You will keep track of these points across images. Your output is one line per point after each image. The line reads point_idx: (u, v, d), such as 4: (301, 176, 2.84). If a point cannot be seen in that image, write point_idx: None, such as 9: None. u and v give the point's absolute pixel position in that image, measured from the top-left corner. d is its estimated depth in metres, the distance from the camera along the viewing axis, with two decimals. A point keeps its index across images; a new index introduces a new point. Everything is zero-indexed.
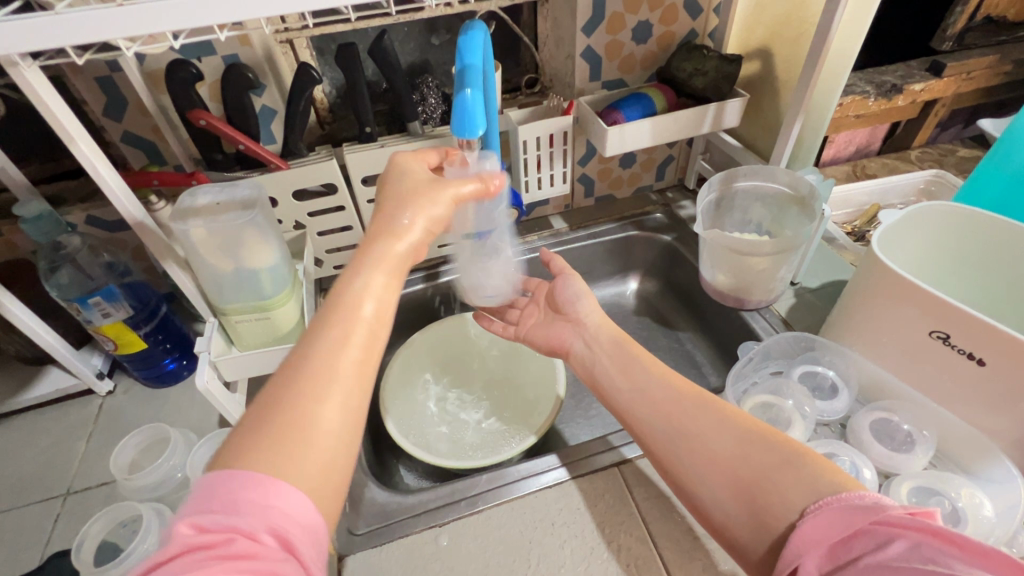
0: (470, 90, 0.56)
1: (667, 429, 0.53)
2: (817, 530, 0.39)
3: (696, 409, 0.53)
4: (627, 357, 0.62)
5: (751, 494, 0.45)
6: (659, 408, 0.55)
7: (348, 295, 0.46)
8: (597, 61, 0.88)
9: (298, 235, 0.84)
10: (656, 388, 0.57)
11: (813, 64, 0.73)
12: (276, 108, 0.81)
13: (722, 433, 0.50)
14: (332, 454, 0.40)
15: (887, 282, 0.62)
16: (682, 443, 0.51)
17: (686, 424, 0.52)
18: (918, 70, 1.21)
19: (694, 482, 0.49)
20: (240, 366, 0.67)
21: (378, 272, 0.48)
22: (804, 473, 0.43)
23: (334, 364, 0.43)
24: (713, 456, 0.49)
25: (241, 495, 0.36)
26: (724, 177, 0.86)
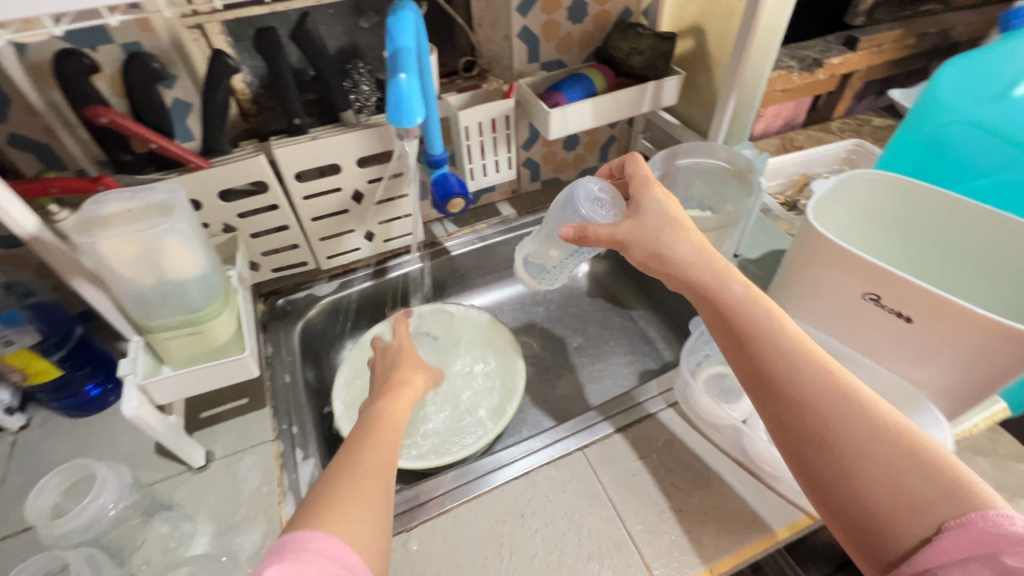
0: (405, 74, 0.52)
1: (801, 427, 0.44)
2: (953, 546, 0.37)
3: (833, 399, 0.44)
4: (751, 310, 0.50)
5: (883, 513, 0.40)
6: (789, 397, 0.45)
7: (380, 421, 0.54)
8: (533, 41, 0.86)
9: (229, 239, 0.79)
10: (793, 361, 0.46)
11: (744, 41, 0.74)
12: (191, 101, 0.74)
13: (862, 433, 0.42)
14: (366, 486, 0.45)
15: (823, 250, 0.65)
16: (811, 438, 0.44)
17: (817, 415, 0.44)
18: (835, 45, 1.28)
19: (814, 483, 0.44)
20: (173, 387, 0.61)
21: (385, 399, 0.59)
22: (958, 510, 0.38)
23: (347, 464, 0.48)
24: (851, 463, 0.42)
25: (309, 543, 0.39)
26: (664, 156, 0.87)
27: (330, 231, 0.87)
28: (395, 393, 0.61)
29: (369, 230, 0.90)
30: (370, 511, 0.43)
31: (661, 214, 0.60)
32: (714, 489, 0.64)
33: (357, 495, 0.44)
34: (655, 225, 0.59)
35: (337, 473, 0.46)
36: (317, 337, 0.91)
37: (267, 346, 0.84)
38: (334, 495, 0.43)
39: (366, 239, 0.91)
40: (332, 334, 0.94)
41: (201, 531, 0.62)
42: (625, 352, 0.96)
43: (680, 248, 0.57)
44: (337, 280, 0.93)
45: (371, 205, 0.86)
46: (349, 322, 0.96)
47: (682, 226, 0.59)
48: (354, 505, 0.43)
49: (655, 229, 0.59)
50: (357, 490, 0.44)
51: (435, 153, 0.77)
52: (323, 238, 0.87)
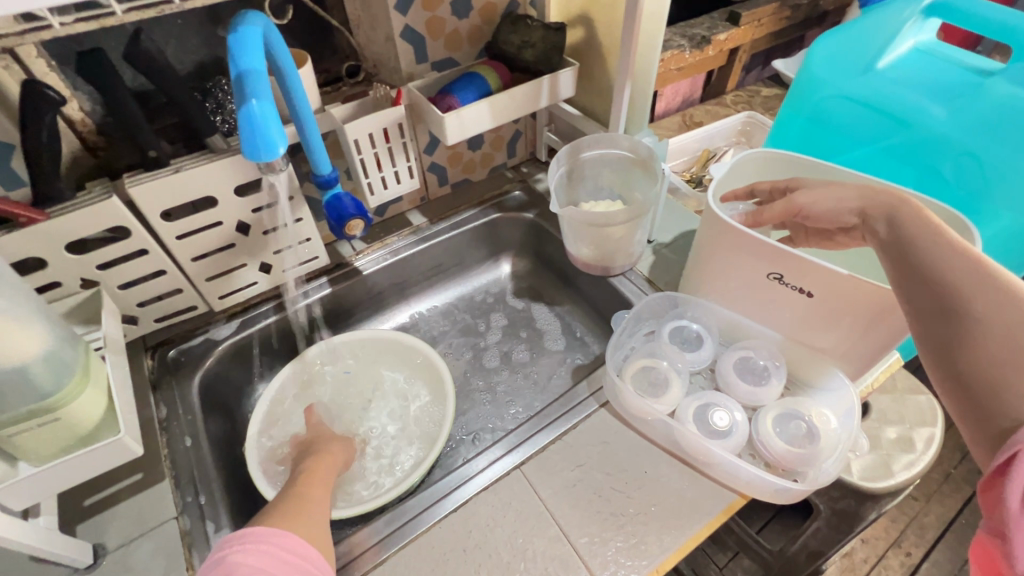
0: (257, 100, 0.45)
1: (936, 304, 0.46)
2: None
3: (987, 295, 0.43)
4: (923, 235, 0.50)
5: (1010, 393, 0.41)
6: (943, 281, 0.46)
7: (307, 474, 0.65)
8: (419, 41, 0.81)
9: (89, 294, 0.68)
10: (950, 253, 0.47)
11: (630, 30, 0.73)
12: (12, 141, 0.61)
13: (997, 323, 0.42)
14: (314, 519, 0.56)
15: (725, 236, 0.66)
16: (939, 315, 0.46)
17: (953, 294, 0.45)
18: (720, 21, 1.33)
19: (950, 368, 0.44)
20: (34, 487, 0.52)
21: (326, 455, 0.70)
22: None
23: (302, 496, 0.59)
24: (989, 343, 0.42)
25: (273, 539, 0.50)
26: (569, 151, 0.85)
27: (218, 269, 0.77)
28: (329, 460, 0.69)
29: (264, 262, 0.81)
30: (317, 525, 0.55)
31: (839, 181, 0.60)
32: (653, 487, 0.64)
33: (310, 519, 0.55)
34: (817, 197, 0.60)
35: (288, 505, 0.57)
36: (220, 386, 0.82)
37: (160, 407, 0.74)
38: (299, 514, 0.56)
39: (262, 271, 0.82)
40: (239, 379, 0.85)
41: None
42: (556, 350, 0.96)
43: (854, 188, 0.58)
44: (236, 319, 0.84)
45: (260, 234, 0.77)
46: (257, 362, 0.87)
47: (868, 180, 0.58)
48: (306, 522, 0.54)
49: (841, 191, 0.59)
50: (309, 517, 0.56)
51: (323, 173, 0.69)
52: (209, 277, 0.78)
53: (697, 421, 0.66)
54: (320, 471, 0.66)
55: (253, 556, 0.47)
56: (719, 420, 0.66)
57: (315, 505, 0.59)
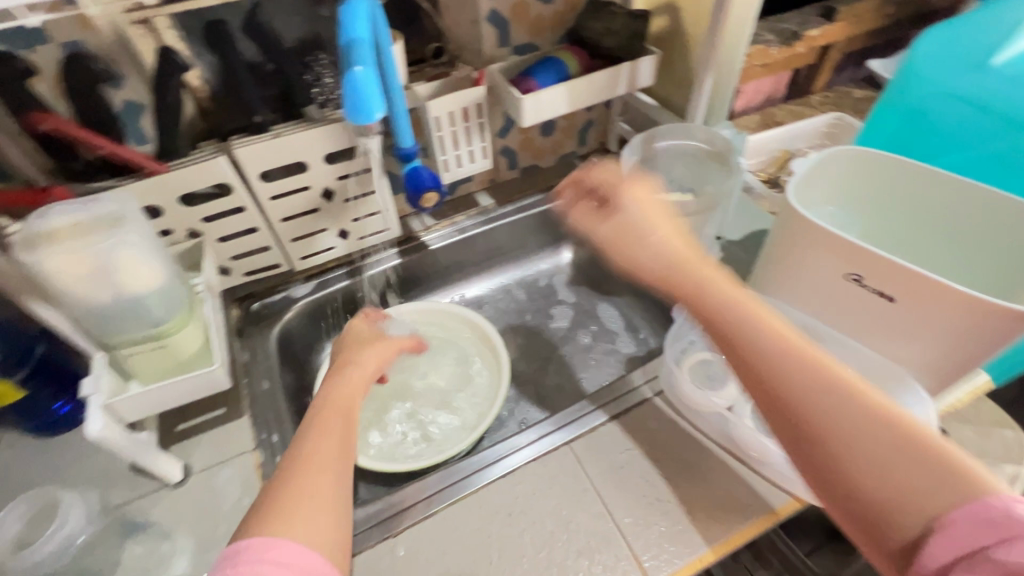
0: (361, 66, 0.49)
1: (798, 427, 0.43)
2: (952, 545, 0.36)
3: (838, 424, 0.41)
4: (747, 327, 0.46)
5: (878, 501, 0.39)
6: (790, 403, 0.43)
7: (329, 400, 0.53)
8: (503, 25, 0.83)
9: (194, 244, 0.76)
10: (776, 358, 0.44)
11: (717, 19, 0.72)
12: (143, 102, 0.69)
13: (839, 424, 0.41)
14: (330, 491, 0.44)
15: (801, 233, 0.65)
16: (799, 434, 0.43)
17: (789, 403, 0.43)
18: (813, 16, 1.27)
19: (837, 497, 0.41)
20: (142, 403, 0.59)
21: (348, 377, 0.57)
22: (927, 481, 0.38)
23: (316, 442, 0.48)
24: (854, 467, 0.40)
25: (267, 553, 0.39)
26: (643, 139, 0.85)
27: (302, 232, 0.84)
28: (353, 378, 0.57)
29: (343, 228, 0.87)
30: (324, 507, 0.43)
31: (636, 223, 0.56)
32: (703, 479, 0.63)
33: (316, 493, 0.43)
34: (646, 246, 0.54)
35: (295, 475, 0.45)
36: (295, 340, 0.89)
37: (243, 352, 0.81)
38: None
39: (340, 237, 0.88)
40: (312, 336, 0.92)
41: (180, 550, 0.60)
42: (612, 340, 0.96)
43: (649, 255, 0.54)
44: (313, 280, 0.90)
45: (342, 202, 0.83)
46: (328, 323, 0.93)
47: (641, 235, 0.55)
48: (316, 500, 0.43)
49: (633, 259, 0.55)
50: (316, 486, 0.44)
51: (405, 147, 0.73)
52: (294, 238, 0.84)
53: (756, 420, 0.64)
54: (343, 395, 0.55)
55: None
56: None
57: (330, 457, 0.47)
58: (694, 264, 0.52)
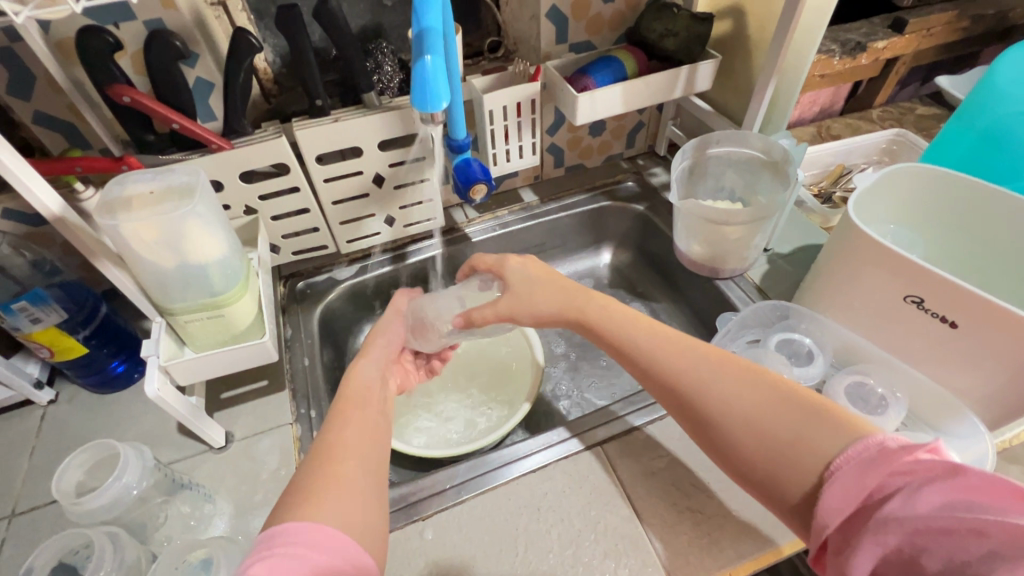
0: (431, 56, 0.50)
1: (682, 405, 0.51)
2: (842, 495, 0.39)
3: (708, 396, 0.49)
4: (621, 328, 0.58)
5: (770, 464, 0.45)
6: (659, 382, 0.53)
7: (349, 387, 0.56)
8: (563, 22, 0.83)
9: (249, 220, 0.78)
10: (640, 345, 0.56)
11: (786, 25, 0.70)
12: (213, 81, 0.72)
13: (734, 405, 0.48)
14: (358, 473, 0.46)
15: (861, 250, 0.63)
16: (688, 414, 0.51)
17: (676, 385, 0.51)
18: (881, 27, 1.22)
19: (733, 467, 0.48)
20: (195, 369, 0.61)
21: (360, 366, 0.60)
22: (819, 438, 0.43)
23: (340, 430, 0.50)
24: (737, 436, 0.47)
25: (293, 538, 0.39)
26: (697, 144, 0.83)
27: (351, 215, 0.86)
28: (363, 366, 0.60)
29: (390, 215, 0.88)
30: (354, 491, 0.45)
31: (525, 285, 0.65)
32: (737, 494, 0.62)
33: (340, 476, 0.45)
34: (538, 298, 0.64)
35: (316, 461, 0.47)
36: (336, 321, 0.91)
37: (287, 328, 0.83)
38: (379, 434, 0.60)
39: (386, 223, 0.90)
40: (351, 318, 0.94)
41: (220, 512, 0.63)
42: None
43: (537, 303, 0.64)
44: (357, 264, 0.92)
45: (392, 189, 0.84)
46: (368, 306, 0.95)
47: (592, 298, 0.61)
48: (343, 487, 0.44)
49: (568, 305, 0.62)
50: (339, 468, 0.46)
51: (458, 138, 0.74)
52: (343, 222, 0.86)
53: None
54: (355, 383, 0.57)
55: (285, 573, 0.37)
56: None
57: (349, 442, 0.49)
58: (591, 302, 0.61)
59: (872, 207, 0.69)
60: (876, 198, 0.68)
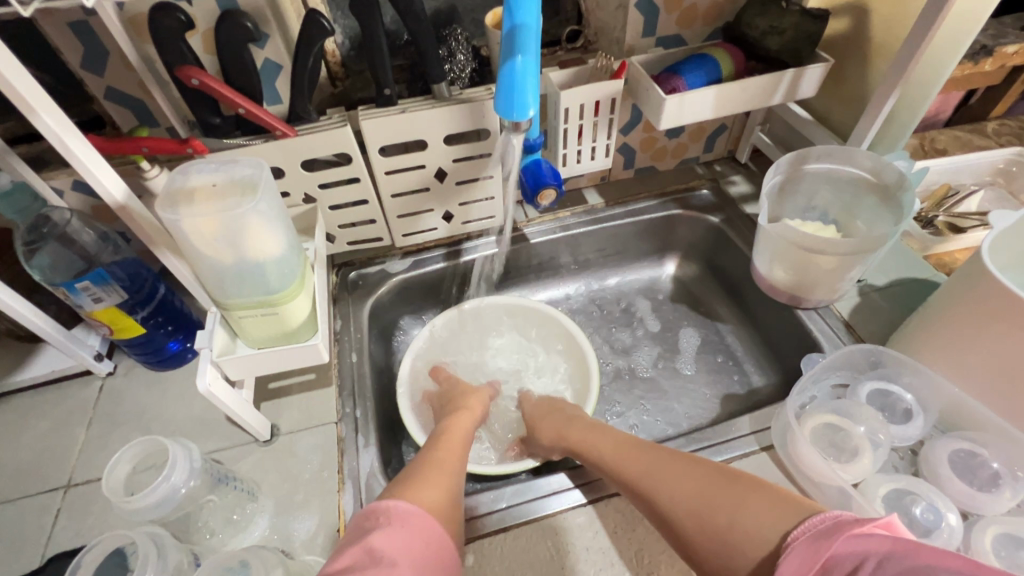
0: (521, 56, 0.45)
1: (641, 504, 0.53)
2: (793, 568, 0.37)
3: (657, 490, 0.51)
4: (590, 437, 0.63)
5: (719, 556, 0.44)
6: (621, 482, 0.56)
7: (442, 434, 0.63)
8: (653, 13, 0.75)
9: (308, 209, 0.76)
10: (606, 451, 0.60)
11: (923, 32, 0.60)
12: (282, 63, 0.69)
13: (679, 501, 0.49)
14: (450, 492, 0.51)
15: (993, 302, 0.54)
16: (648, 512, 0.52)
17: (630, 482, 0.54)
18: (1013, 28, 1.06)
19: (695, 562, 0.47)
20: (246, 365, 0.60)
21: (458, 417, 0.68)
22: (753, 520, 0.43)
23: (428, 459, 0.56)
24: (684, 527, 0.47)
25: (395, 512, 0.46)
26: (794, 158, 0.74)
27: (409, 209, 0.82)
28: (462, 422, 0.67)
29: (448, 211, 0.84)
30: (447, 490, 0.51)
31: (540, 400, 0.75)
32: None
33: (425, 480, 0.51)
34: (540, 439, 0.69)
35: (408, 476, 0.52)
36: (386, 315, 0.89)
37: (337, 320, 0.81)
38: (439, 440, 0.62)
39: (443, 219, 0.86)
40: (401, 313, 0.91)
41: (262, 511, 0.62)
42: (708, 371, 0.88)
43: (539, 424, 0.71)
44: (410, 258, 0.89)
45: (453, 185, 0.80)
46: (418, 303, 0.93)
47: (571, 417, 0.68)
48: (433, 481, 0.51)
49: (554, 425, 0.68)
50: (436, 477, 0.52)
51: (531, 137, 0.70)
52: (400, 215, 0.83)
53: (889, 507, 0.56)
54: (448, 431, 0.64)
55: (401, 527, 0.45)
56: (920, 515, 0.55)
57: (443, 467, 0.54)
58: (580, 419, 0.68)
59: (1012, 249, 0.59)
60: (1017, 240, 0.58)
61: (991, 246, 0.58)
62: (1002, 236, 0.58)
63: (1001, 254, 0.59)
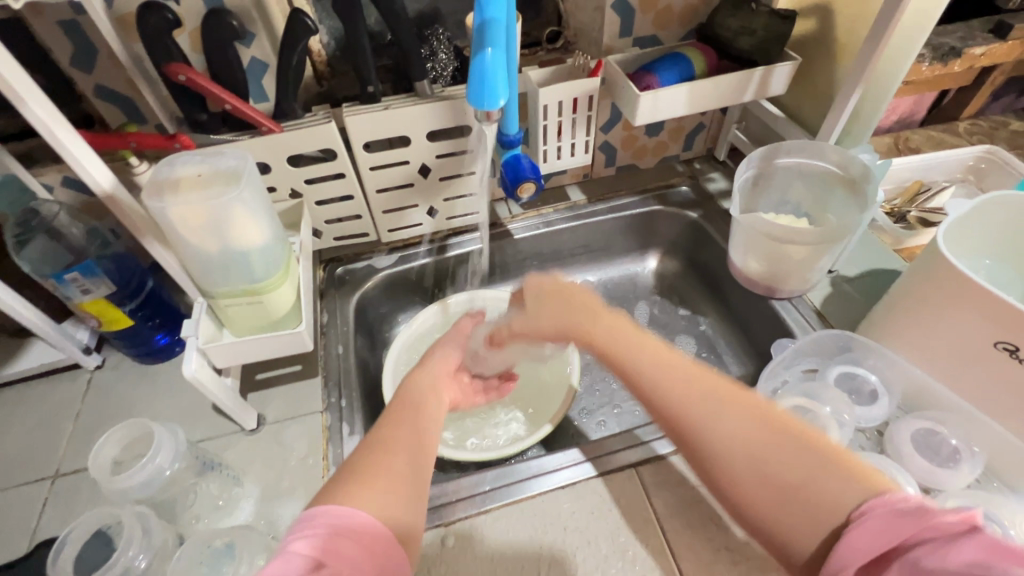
0: (492, 49, 0.48)
1: (674, 432, 0.46)
2: (862, 541, 0.36)
3: (706, 424, 0.44)
4: (614, 336, 0.52)
5: (778, 512, 0.41)
6: (651, 401, 0.47)
7: (416, 383, 0.58)
8: (629, 14, 0.78)
9: (295, 204, 0.78)
10: (638, 358, 0.49)
11: (881, 30, 0.63)
12: (268, 62, 0.71)
13: (744, 442, 0.42)
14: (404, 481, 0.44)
15: (948, 285, 0.57)
16: (681, 442, 0.46)
17: (666, 408, 0.46)
18: (980, 31, 1.10)
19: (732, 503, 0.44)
20: (232, 353, 0.61)
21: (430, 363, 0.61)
22: (836, 488, 0.39)
23: (396, 426, 0.49)
24: (738, 475, 0.42)
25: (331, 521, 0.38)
26: (765, 153, 0.77)
27: (394, 205, 0.84)
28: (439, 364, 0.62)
29: (432, 207, 0.86)
30: (405, 479, 0.44)
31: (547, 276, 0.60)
32: None
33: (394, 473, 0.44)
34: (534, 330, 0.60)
35: (369, 450, 0.46)
36: (373, 309, 0.90)
37: (323, 313, 0.83)
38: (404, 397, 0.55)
39: (428, 215, 0.88)
40: (387, 308, 0.93)
41: (248, 495, 0.63)
42: None
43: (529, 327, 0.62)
44: (397, 253, 0.91)
45: (437, 180, 0.82)
46: (405, 298, 0.94)
47: (596, 311, 0.54)
48: (399, 469, 0.44)
49: (569, 320, 0.55)
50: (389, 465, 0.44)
51: (510, 133, 0.72)
52: (386, 211, 0.84)
53: None
54: (417, 380, 0.58)
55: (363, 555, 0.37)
56: None
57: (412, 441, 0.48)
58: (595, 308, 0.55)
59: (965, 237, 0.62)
60: (971, 228, 0.61)
61: (948, 232, 0.60)
62: (959, 225, 0.61)
63: (956, 241, 0.62)
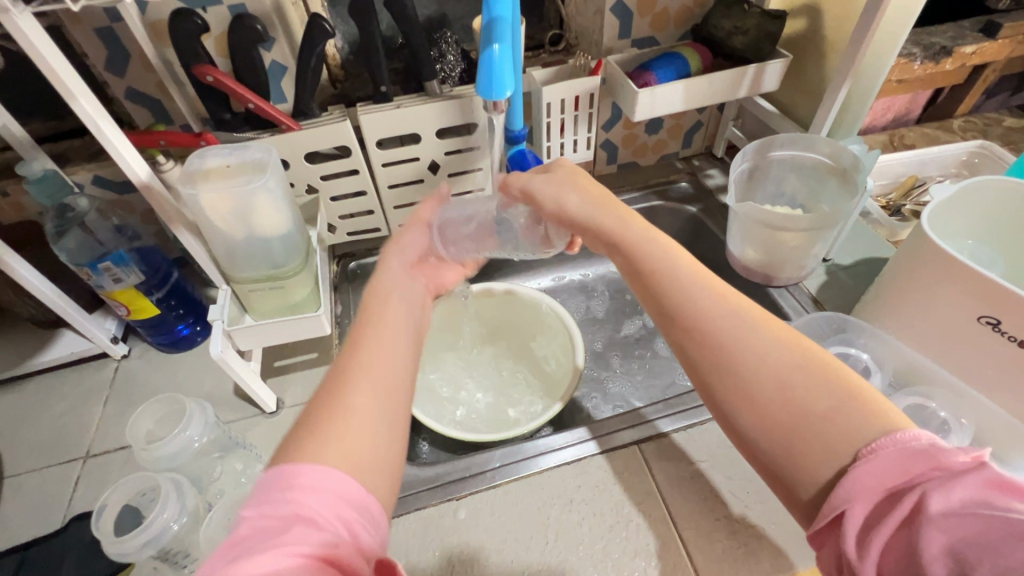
0: (498, 45, 0.52)
1: (693, 347, 0.43)
2: (873, 479, 0.33)
3: (733, 339, 0.41)
4: (648, 250, 0.48)
5: (791, 441, 0.37)
6: (674, 318, 0.44)
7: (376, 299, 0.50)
8: (627, 16, 0.81)
9: (311, 200, 0.82)
10: (668, 272, 0.46)
11: (866, 26, 0.66)
12: (287, 65, 0.76)
13: (768, 361, 0.39)
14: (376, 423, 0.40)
15: (934, 264, 0.59)
16: (697, 362, 0.42)
17: (691, 319, 0.43)
18: (971, 30, 1.13)
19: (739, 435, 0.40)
20: (254, 336, 0.65)
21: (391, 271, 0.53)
22: (860, 421, 0.35)
23: (361, 356, 0.43)
24: (757, 396, 0.39)
25: (295, 478, 0.34)
26: (759, 146, 0.80)
27: (405, 201, 0.88)
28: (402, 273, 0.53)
29: None
30: (378, 418, 0.40)
31: (559, 172, 0.59)
32: (775, 505, 0.61)
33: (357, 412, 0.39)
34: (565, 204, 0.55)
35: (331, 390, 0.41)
36: None
37: (337, 305, 0.87)
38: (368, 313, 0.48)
39: None
40: None
41: None
42: None
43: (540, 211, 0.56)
44: None
45: (445, 176, 0.86)
46: None
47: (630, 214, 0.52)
48: (365, 413, 0.39)
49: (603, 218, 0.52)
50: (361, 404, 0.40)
51: (514, 129, 0.76)
52: (396, 206, 0.88)
53: None
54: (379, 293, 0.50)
55: (339, 520, 0.34)
56: None
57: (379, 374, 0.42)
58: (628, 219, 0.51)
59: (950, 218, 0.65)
60: (955, 210, 0.64)
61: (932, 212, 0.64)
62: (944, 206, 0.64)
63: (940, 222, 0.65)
